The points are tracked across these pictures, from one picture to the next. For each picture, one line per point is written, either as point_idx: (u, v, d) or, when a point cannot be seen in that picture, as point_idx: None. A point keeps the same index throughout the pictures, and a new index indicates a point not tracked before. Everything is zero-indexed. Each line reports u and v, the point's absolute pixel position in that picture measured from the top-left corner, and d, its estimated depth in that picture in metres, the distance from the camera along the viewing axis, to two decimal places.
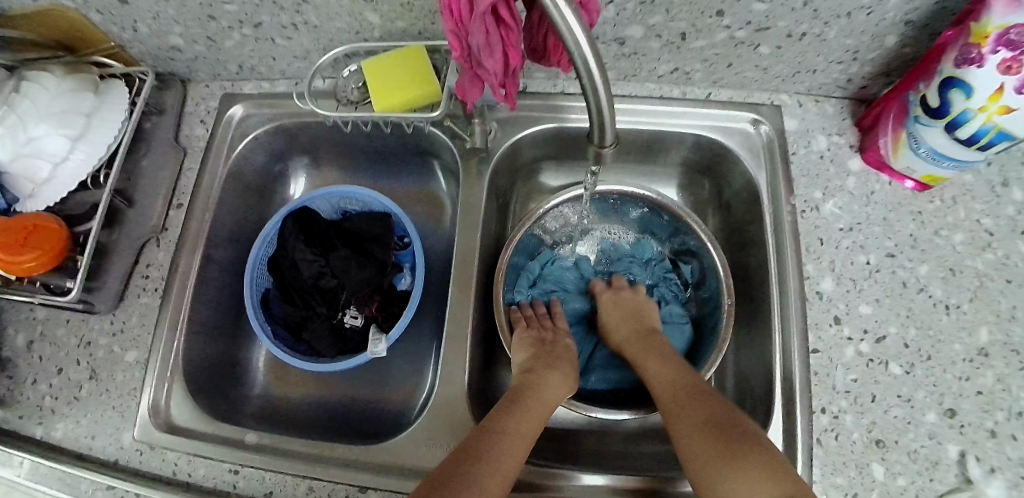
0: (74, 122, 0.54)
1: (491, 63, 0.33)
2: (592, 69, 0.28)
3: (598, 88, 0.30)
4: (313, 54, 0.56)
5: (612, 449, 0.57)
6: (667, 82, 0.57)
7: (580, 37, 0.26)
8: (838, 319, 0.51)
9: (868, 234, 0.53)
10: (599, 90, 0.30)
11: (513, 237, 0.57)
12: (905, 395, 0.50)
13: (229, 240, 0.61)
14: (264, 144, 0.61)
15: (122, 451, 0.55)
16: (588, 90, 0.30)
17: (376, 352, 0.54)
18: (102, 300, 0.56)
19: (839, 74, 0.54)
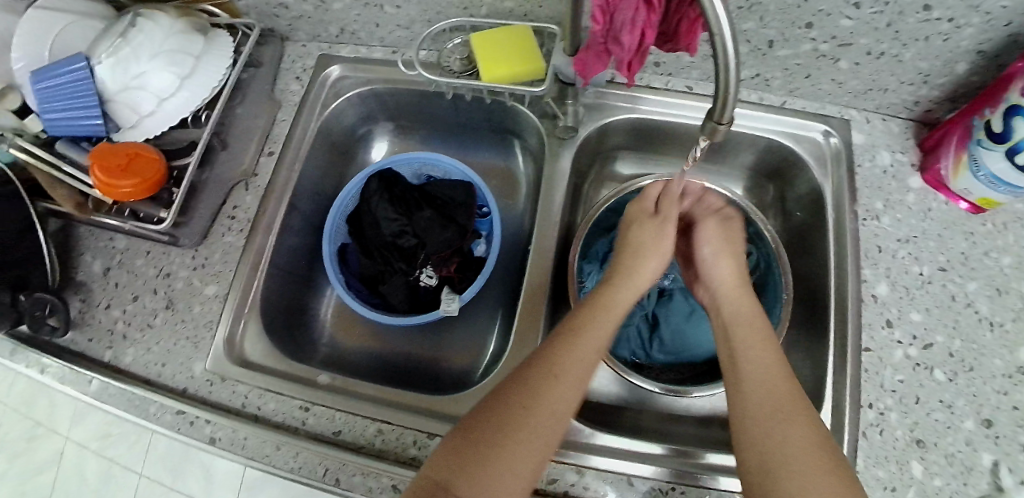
0: (183, 62, 0.56)
1: (628, 39, 0.38)
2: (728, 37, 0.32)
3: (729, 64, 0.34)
4: (417, 25, 0.59)
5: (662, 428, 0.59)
6: (746, 87, 0.61)
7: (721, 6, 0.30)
8: (890, 322, 0.54)
9: (923, 247, 0.57)
10: (729, 65, 0.34)
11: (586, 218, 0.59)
12: (947, 401, 0.53)
13: (312, 193, 0.64)
14: (356, 105, 0.64)
15: (192, 380, 0.57)
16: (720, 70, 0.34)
17: (450, 310, 0.57)
18: (188, 235, 0.59)
19: (908, 95, 0.57)
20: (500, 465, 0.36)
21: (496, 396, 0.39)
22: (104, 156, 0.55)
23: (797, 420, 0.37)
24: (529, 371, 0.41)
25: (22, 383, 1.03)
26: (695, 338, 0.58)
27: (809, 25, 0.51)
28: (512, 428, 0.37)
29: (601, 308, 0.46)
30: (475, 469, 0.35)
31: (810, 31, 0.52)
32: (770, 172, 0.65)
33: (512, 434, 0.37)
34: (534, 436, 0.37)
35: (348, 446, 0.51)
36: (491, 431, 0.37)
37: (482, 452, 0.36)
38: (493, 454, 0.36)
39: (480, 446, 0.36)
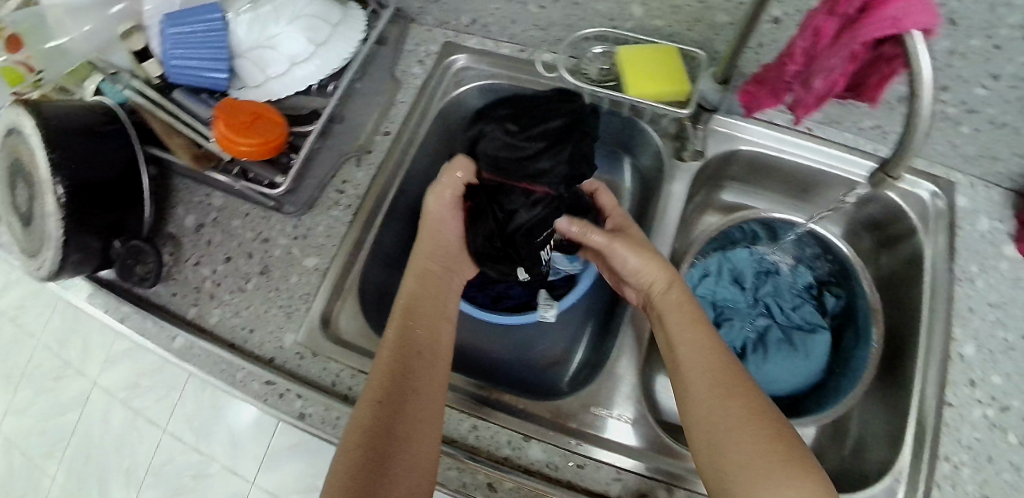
0: (321, 29, 0.55)
1: (821, 84, 0.40)
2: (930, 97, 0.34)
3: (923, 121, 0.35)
4: (554, 28, 0.59)
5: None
6: (865, 136, 0.60)
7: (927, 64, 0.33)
8: (972, 381, 0.57)
9: (1011, 313, 0.58)
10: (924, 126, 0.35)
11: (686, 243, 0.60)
12: (1018, 463, 0.55)
13: (420, 179, 0.64)
14: (473, 98, 0.64)
15: (281, 350, 0.56)
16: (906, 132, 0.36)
17: (546, 315, 0.58)
18: (294, 202, 0.58)
19: (1017, 167, 0.58)
20: (403, 456, 0.41)
21: (388, 387, 0.44)
22: (229, 111, 0.53)
23: (750, 422, 0.41)
24: (388, 371, 0.46)
25: (59, 321, 1.02)
26: (780, 372, 0.60)
27: (944, 87, 0.54)
28: (404, 424, 0.43)
29: (407, 314, 0.51)
30: (383, 471, 0.40)
31: (943, 93, 0.54)
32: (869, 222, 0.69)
33: (398, 428, 0.42)
34: (416, 432, 0.43)
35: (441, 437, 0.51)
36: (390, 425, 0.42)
37: (386, 451, 0.41)
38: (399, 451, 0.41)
39: (390, 443, 0.42)
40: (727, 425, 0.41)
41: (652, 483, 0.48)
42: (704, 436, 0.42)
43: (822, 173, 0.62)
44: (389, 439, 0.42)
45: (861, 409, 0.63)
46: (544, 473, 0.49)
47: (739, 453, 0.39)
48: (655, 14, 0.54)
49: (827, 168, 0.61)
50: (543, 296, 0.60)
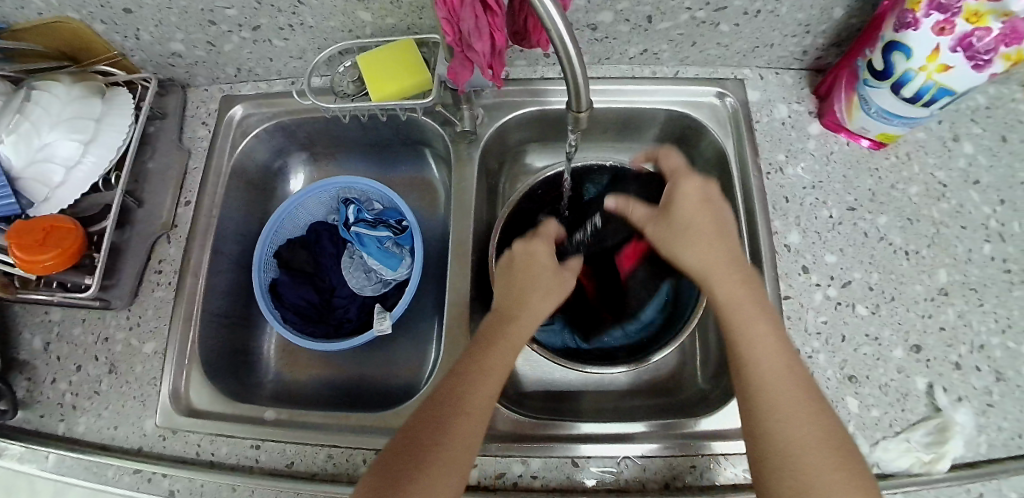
0: (85, 127, 0.57)
1: (480, 45, 0.38)
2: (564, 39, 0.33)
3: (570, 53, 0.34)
4: (309, 54, 0.61)
5: (616, 407, 0.61)
6: (638, 63, 0.64)
7: (556, 17, 0.32)
8: (806, 268, 0.56)
9: (829, 190, 0.59)
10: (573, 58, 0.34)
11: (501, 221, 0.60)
12: (874, 334, 0.55)
13: (236, 235, 0.67)
14: (265, 141, 0.67)
15: (145, 438, 0.57)
16: (565, 63, 0.35)
17: (383, 328, 0.60)
18: (118, 295, 0.60)
19: (794, 46, 0.59)
20: (442, 462, 0.39)
21: (483, 398, 0.42)
22: (19, 233, 0.54)
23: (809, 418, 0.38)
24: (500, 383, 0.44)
25: None
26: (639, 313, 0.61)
27: None
28: (454, 421, 0.41)
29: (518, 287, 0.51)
30: (414, 472, 0.38)
31: (683, 1, 0.53)
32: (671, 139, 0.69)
33: (442, 425, 0.40)
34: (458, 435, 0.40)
35: (301, 476, 0.52)
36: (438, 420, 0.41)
37: (417, 458, 0.39)
38: (433, 453, 0.39)
39: (429, 448, 0.39)
40: (796, 383, 0.40)
41: (507, 459, 0.52)
42: (775, 395, 0.39)
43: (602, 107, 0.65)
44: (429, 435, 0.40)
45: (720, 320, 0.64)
46: None
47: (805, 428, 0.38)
48: (383, 14, 0.54)
49: (613, 105, 0.64)
50: (377, 311, 0.61)
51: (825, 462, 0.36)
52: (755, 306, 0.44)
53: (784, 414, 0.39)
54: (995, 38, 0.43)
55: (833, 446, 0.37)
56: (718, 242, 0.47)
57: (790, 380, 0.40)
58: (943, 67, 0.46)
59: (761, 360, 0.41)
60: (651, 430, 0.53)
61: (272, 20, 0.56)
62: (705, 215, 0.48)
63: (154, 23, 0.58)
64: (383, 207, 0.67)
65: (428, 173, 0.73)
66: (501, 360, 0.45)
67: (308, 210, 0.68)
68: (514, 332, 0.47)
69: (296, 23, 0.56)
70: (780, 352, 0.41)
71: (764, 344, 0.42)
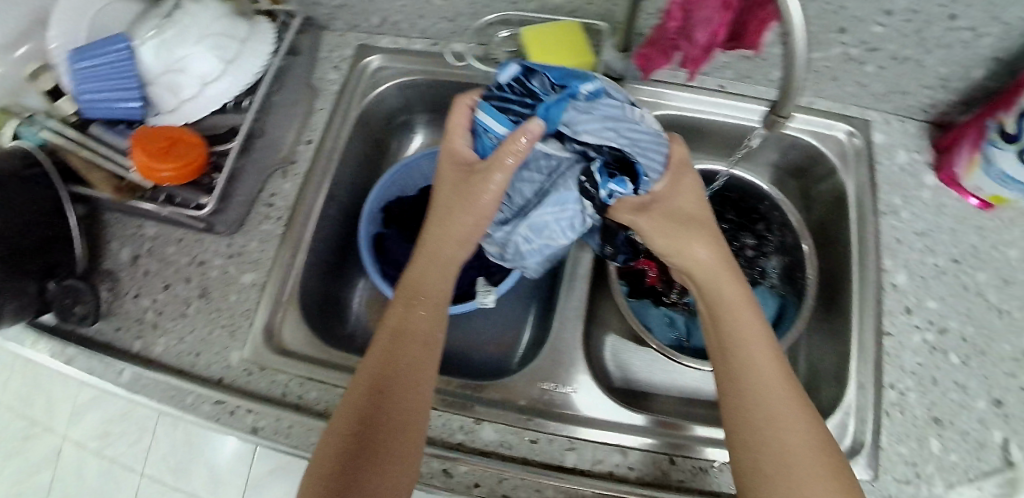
0: (229, 48, 0.55)
1: (700, 37, 0.40)
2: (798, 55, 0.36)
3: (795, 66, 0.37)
4: (461, 19, 0.60)
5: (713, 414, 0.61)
6: (776, 87, 0.63)
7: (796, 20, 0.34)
8: (908, 308, 0.58)
9: (937, 240, 0.61)
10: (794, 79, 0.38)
11: None
12: (961, 382, 0.57)
13: (349, 184, 0.65)
14: (393, 96, 0.65)
15: (229, 369, 0.56)
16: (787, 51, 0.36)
17: (485, 302, 0.58)
18: (224, 223, 0.58)
19: (926, 98, 0.61)
20: (375, 482, 0.40)
21: (411, 383, 0.44)
22: (144, 137, 0.53)
23: (789, 423, 0.38)
24: (426, 356, 0.46)
25: (19, 381, 1.04)
26: None
27: (842, 30, 0.54)
28: (384, 412, 0.42)
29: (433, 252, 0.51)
30: (372, 456, 0.40)
31: (841, 36, 0.55)
32: (793, 170, 0.70)
33: (376, 418, 0.42)
34: (413, 398, 0.44)
35: None
36: (372, 413, 0.42)
37: (369, 460, 0.40)
38: (373, 467, 0.40)
39: (384, 406, 0.43)
40: (778, 380, 0.41)
41: (606, 448, 0.51)
42: (772, 401, 0.40)
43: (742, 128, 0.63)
44: (377, 424, 0.42)
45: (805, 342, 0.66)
46: (499, 453, 0.50)
47: (796, 432, 0.38)
48: None
49: (744, 123, 0.63)
50: (481, 284, 0.60)
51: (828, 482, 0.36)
52: (762, 341, 0.43)
53: (782, 421, 0.39)
54: None
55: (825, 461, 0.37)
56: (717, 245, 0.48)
57: (783, 389, 0.40)
58: None
59: (749, 344, 0.43)
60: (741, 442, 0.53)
61: None
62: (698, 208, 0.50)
63: None
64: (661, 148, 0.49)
65: None
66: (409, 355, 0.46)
67: (419, 172, 0.67)
68: (446, 247, 0.51)
69: None
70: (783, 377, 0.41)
71: (766, 361, 0.42)
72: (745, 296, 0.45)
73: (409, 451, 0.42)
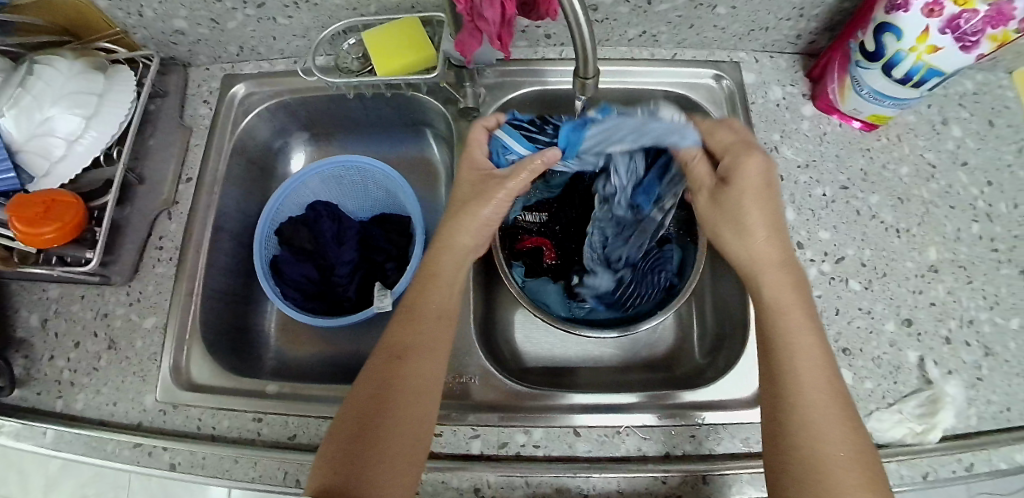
0: (87, 102, 0.57)
1: (491, 13, 0.40)
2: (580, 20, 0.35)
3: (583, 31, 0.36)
4: (312, 32, 0.62)
5: (627, 380, 0.63)
6: (637, 45, 0.65)
7: None
8: (801, 243, 0.58)
9: (822, 170, 0.61)
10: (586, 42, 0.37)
11: None
12: (866, 307, 0.56)
13: (236, 213, 0.67)
14: (267, 120, 0.68)
15: (145, 413, 0.57)
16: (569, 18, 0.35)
17: (383, 306, 0.59)
18: (118, 272, 0.60)
19: (789, 30, 0.61)
20: (380, 478, 0.39)
21: (421, 396, 0.44)
22: (19, 204, 0.54)
23: (838, 434, 0.38)
24: (436, 361, 0.46)
25: None
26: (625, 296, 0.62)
27: None
28: (386, 426, 0.41)
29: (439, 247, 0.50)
30: (364, 453, 0.40)
31: None
32: None
33: (385, 415, 0.42)
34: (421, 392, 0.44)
35: (304, 448, 0.53)
36: (374, 415, 0.42)
37: (366, 454, 0.40)
38: (371, 462, 0.40)
39: (392, 405, 0.42)
40: (829, 393, 0.40)
41: (511, 429, 0.52)
42: (813, 405, 0.40)
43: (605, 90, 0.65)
44: (375, 426, 0.41)
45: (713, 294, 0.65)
46: None
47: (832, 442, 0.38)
48: None
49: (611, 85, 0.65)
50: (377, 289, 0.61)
51: (862, 479, 0.37)
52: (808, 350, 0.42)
53: (827, 426, 0.38)
54: (982, 20, 0.45)
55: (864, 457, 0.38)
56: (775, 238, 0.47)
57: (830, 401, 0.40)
58: (932, 48, 0.48)
59: (799, 354, 0.42)
60: (655, 401, 0.53)
61: None
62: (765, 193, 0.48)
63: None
64: (690, 130, 0.51)
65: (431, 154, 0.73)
66: (426, 365, 0.45)
67: (309, 189, 0.69)
68: (459, 237, 0.51)
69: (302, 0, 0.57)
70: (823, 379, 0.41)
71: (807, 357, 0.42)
72: (791, 291, 0.45)
73: (412, 442, 0.42)
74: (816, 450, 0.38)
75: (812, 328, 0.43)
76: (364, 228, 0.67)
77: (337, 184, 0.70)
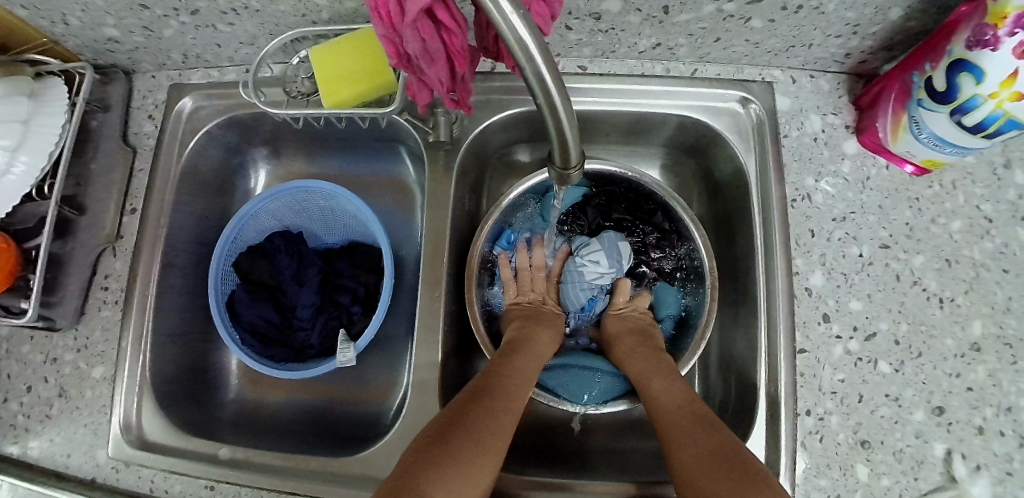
0: (11, 131, 0.50)
1: (434, 71, 0.30)
2: (551, 92, 0.26)
3: (557, 105, 0.27)
4: (261, 40, 0.53)
5: (618, 447, 0.56)
6: (649, 58, 0.54)
7: (534, 52, 0.23)
8: (827, 316, 0.49)
9: (861, 223, 0.51)
10: (561, 121, 0.28)
11: (482, 233, 0.54)
12: (894, 394, 0.48)
13: (191, 244, 0.61)
14: (220, 138, 0.60)
15: (98, 468, 0.54)
16: (537, 88, 0.26)
17: (347, 360, 0.54)
18: (63, 316, 0.55)
19: (837, 48, 0.49)
20: (457, 471, 0.36)
21: (488, 439, 0.39)
22: None
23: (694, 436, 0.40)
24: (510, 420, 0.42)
25: None
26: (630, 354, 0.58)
27: None
28: (470, 428, 0.39)
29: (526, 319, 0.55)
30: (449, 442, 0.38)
31: None
32: (687, 147, 0.60)
33: (465, 422, 0.40)
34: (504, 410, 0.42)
35: None
36: (460, 415, 0.40)
37: (444, 447, 0.37)
38: (445, 456, 0.37)
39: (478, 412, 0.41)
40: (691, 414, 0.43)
41: None
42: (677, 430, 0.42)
43: (606, 112, 0.55)
44: (460, 423, 0.40)
45: (719, 347, 0.59)
46: None
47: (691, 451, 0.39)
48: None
49: (613, 107, 0.55)
50: (340, 340, 0.55)
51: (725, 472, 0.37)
52: (669, 388, 0.46)
53: (683, 433, 0.41)
54: None
55: (721, 449, 0.39)
56: (636, 335, 0.55)
57: (689, 420, 0.42)
58: (1017, 95, 0.37)
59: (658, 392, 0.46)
60: (638, 493, 0.47)
61: (211, 3, 0.47)
62: (638, 319, 0.57)
63: (78, 8, 0.49)
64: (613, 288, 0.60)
65: (406, 173, 0.65)
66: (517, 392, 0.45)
67: (268, 214, 0.62)
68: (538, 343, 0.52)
69: (240, 8, 0.47)
70: (677, 400, 0.44)
71: (661, 383, 0.47)
72: (652, 356, 0.51)
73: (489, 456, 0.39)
74: (670, 446, 0.41)
75: (671, 385, 0.46)
76: (330, 263, 0.60)
77: (302, 209, 0.63)
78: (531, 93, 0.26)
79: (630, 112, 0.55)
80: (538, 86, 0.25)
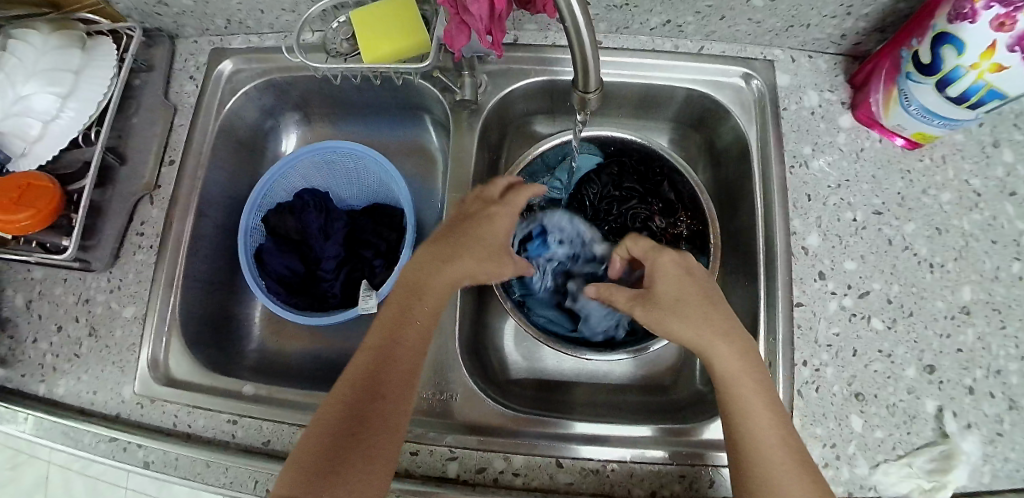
0: (63, 79, 0.53)
1: (477, 8, 0.35)
2: (579, 21, 0.30)
3: (583, 33, 0.31)
4: (302, 6, 0.57)
5: (624, 401, 0.59)
6: (659, 35, 0.58)
7: None
8: (823, 274, 0.53)
9: (855, 191, 0.55)
10: (587, 52, 0.32)
11: None
12: (887, 350, 0.51)
13: (222, 199, 0.64)
14: (255, 99, 0.64)
15: (123, 405, 0.56)
16: (566, 14, 0.30)
17: (368, 307, 0.56)
18: (99, 258, 0.58)
19: (833, 29, 0.54)
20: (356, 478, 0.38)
21: (391, 433, 0.41)
22: None
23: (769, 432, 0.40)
24: (413, 375, 0.44)
25: None
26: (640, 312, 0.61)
27: None
28: (371, 425, 0.40)
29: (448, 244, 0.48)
30: (350, 448, 0.39)
31: None
32: (693, 122, 0.64)
33: (370, 417, 0.40)
34: (398, 389, 0.42)
35: (277, 455, 0.51)
36: (363, 409, 0.40)
37: (345, 455, 0.39)
38: (346, 466, 0.38)
39: (375, 403, 0.41)
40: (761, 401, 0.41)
41: (489, 454, 0.49)
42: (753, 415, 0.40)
43: (618, 84, 0.60)
44: (361, 418, 0.40)
45: None
46: None
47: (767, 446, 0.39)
48: None
49: (628, 80, 0.59)
50: (362, 288, 0.57)
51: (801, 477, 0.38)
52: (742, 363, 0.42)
53: (761, 422, 0.40)
54: None
55: (795, 450, 0.40)
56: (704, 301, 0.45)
57: (764, 413, 0.41)
58: (997, 66, 0.41)
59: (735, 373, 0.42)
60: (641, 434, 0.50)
61: None
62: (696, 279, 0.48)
63: None
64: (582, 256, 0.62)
65: (428, 141, 0.68)
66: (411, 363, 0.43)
67: (297, 173, 0.65)
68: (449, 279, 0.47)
69: None
70: (752, 388, 0.41)
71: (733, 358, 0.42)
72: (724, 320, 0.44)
73: (388, 446, 0.40)
74: (744, 438, 0.40)
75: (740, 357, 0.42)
76: (353, 220, 0.64)
77: (328, 169, 0.66)
78: (563, 22, 0.30)
79: (642, 85, 0.59)
80: (567, 12, 0.29)
